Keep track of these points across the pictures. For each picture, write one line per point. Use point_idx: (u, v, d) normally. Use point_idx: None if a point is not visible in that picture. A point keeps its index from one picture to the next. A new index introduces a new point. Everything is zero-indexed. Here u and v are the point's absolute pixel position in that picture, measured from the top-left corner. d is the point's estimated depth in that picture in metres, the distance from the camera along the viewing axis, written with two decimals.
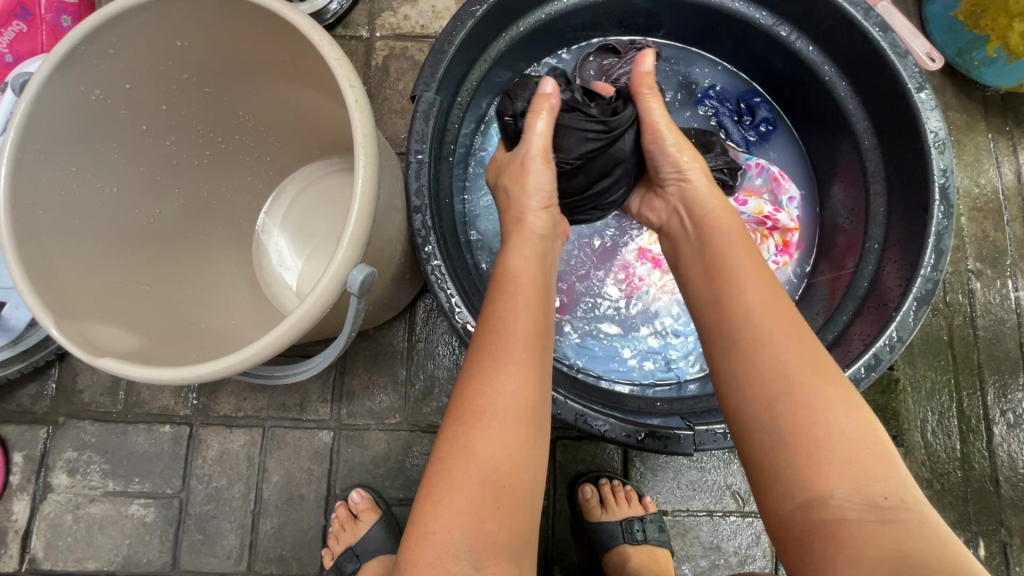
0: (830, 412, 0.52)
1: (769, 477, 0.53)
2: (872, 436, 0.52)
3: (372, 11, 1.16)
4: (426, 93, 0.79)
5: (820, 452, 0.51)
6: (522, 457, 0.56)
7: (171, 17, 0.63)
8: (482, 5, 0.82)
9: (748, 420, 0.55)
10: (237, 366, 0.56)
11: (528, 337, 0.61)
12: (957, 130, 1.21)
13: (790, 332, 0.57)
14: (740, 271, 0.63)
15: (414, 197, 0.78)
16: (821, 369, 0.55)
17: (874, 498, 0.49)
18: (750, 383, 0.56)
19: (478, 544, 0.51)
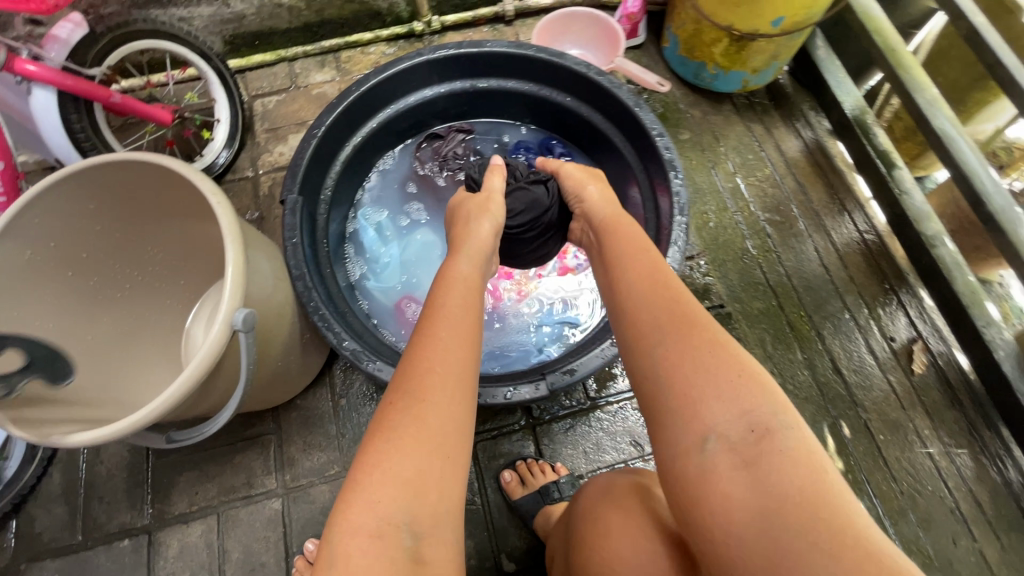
0: (700, 356, 0.65)
1: (670, 428, 0.63)
2: (743, 371, 0.63)
3: (253, 156, 1.46)
4: (290, 195, 1.05)
5: (695, 394, 0.63)
6: (463, 430, 0.63)
7: (83, 186, 0.87)
8: (322, 128, 1.11)
9: (644, 382, 0.68)
10: (150, 415, 0.72)
11: (467, 332, 0.71)
12: (720, 128, 1.61)
13: (667, 297, 0.74)
14: (626, 258, 0.83)
15: (294, 270, 0.99)
16: (690, 321, 0.69)
17: (748, 429, 0.59)
18: (639, 345, 0.71)
19: (419, 511, 0.56)
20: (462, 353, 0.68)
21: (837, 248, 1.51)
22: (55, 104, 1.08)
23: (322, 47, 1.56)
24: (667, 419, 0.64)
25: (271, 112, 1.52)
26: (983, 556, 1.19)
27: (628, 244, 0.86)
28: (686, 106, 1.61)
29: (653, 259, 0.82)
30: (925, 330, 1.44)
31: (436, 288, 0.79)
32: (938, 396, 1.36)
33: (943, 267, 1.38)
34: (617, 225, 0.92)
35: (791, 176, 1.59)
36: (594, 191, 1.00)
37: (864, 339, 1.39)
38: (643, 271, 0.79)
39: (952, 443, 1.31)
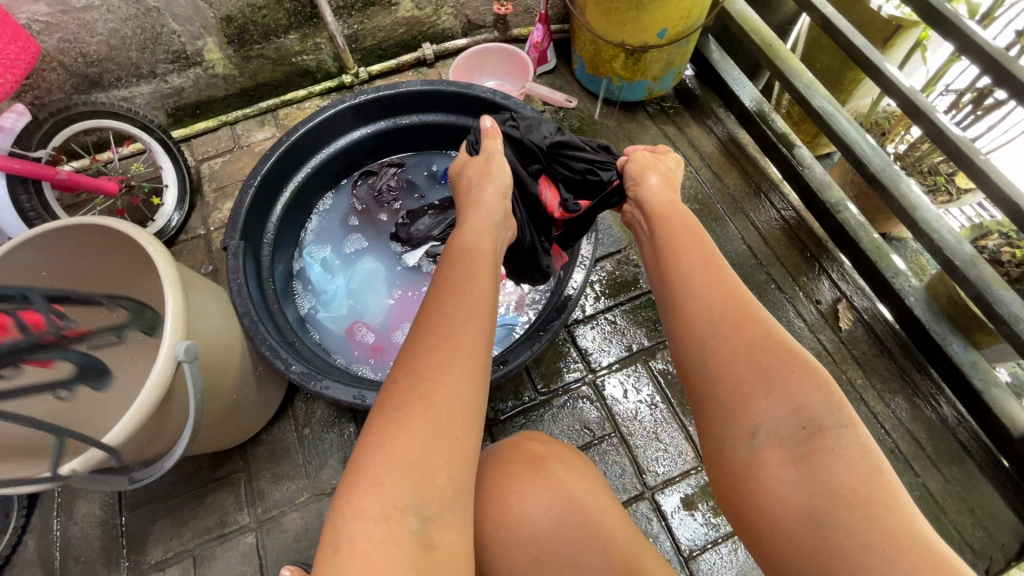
0: (754, 346, 0.70)
1: (723, 417, 0.68)
2: (797, 368, 0.67)
3: (203, 215, 1.55)
4: (232, 241, 1.13)
5: (745, 389, 0.68)
6: (473, 412, 0.65)
7: (30, 254, 0.95)
8: (258, 177, 1.21)
9: (691, 365, 0.74)
10: (102, 453, 0.77)
11: (482, 318, 0.74)
12: (635, 134, 1.75)
13: (715, 286, 0.78)
14: (674, 251, 0.87)
15: (239, 306, 1.07)
16: (739, 312, 0.74)
17: (796, 429, 0.63)
18: (685, 331, 0.77)
19: (424, 495, 0.58)
20: (468, 336, 0.70)
21: (758, 227, 1.63)
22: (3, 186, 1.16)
23: (260, 108, 1.68)
24: (719, 409, 0.69)
25: (217, 172, 1.62)
26: (925, 488, 1.28)
27: (687, 234, 0.89)
28: (601, 118, 1.76)
29: (711, 249, 0.86)
30: (848, 289, 1.54)
31: (444, 262, 0.83)
32: (867, 347, 1.45)
33: (849, 229, 1.51)
34: (666, 213, 0.95)
35: (705, 167, 1.73)
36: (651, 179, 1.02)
37: (793, 306, 1.50)
38: (698, 263, 0.82)
39: (886, 390, 1.40)
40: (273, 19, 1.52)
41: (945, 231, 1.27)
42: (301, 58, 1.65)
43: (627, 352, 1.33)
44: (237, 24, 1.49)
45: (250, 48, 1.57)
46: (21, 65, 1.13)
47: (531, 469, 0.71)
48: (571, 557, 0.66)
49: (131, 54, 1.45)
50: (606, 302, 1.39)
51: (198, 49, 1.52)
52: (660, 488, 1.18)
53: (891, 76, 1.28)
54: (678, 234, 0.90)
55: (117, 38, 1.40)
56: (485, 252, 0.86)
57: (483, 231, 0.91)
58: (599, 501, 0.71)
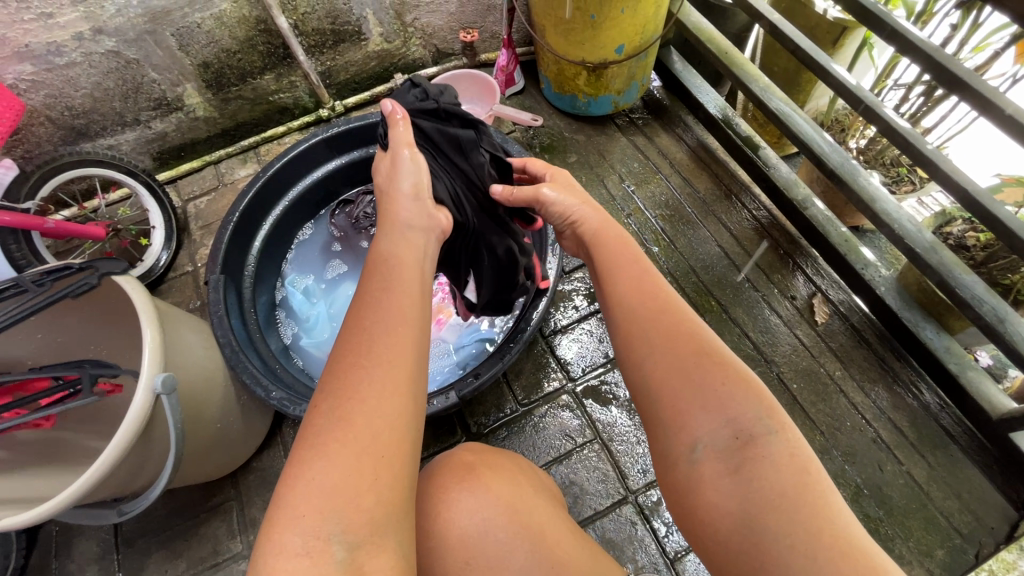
0: (689, 362, 0.68)
1: (662, 433, 0.67)
2: (729, 379, 0.66)
3: (191, 253, 1.60)
4: (212, 275, 1.18)
5: (680, 406, 0.66)
6: (397, 427, 0.62)
7: None
8: (236, 213, 1.26)
9: (632, 382, 0.72)
10: (86, 487, 0.80)
11: (404, 328, 0.70)
12: (605, 146, 1.81)
13: (652, 299, 0.76)
14: (610, 266, 0.84)
15: (221, 337, 1.11)
16: (676, 325, 0.72)
17: (729, 442, 0.63)
18: (625, 347, 0.74)
19: (349, 521, 0.56)
20: (392, 352, 0.67)
21: (731, 229, 1.66)
22: None
23: (241, 146, 1.74)
24: (658, 428, 0.68)
25: (203, 211, 1.68)
26: (910, 476, 1.29)
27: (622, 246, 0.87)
28: (571, 133, 1.81)
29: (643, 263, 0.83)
30: (823, 284, 1.56)
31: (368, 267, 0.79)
32: (845, 339, 1.47)
33: (817, 225, 1.54)
34: (603, 228, 0.91)
35: (675, 174, 1.77)
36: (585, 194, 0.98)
37: (768, 303, 1.52)
38: (629, 280, 0.79)
39: (866, 380, 1.41)
40: (248, 62, 1.60)
41: (905, 221, 1.30)
42: (278, 96, 1.72)
43: (604, 359, 1.35)
44: (214, 69, 1.57)
45: (228, 90, 1.64)
46: (4, 122, 1.20)
47: (460, 477, 0.74)
48: (501, 557, 0.68)
49: (115, 104, 1.53)
50: (582, 311, 1.42)
51: (178, 95, 1.59)
52: (643, 491, 1.20)
53: (838, 76, 1.32)
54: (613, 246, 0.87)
55: (100, 91, 1.48)
56: (407, 260, 0.81)
57: (402, 234, 0.86)
58: (532, 504, 0.74)
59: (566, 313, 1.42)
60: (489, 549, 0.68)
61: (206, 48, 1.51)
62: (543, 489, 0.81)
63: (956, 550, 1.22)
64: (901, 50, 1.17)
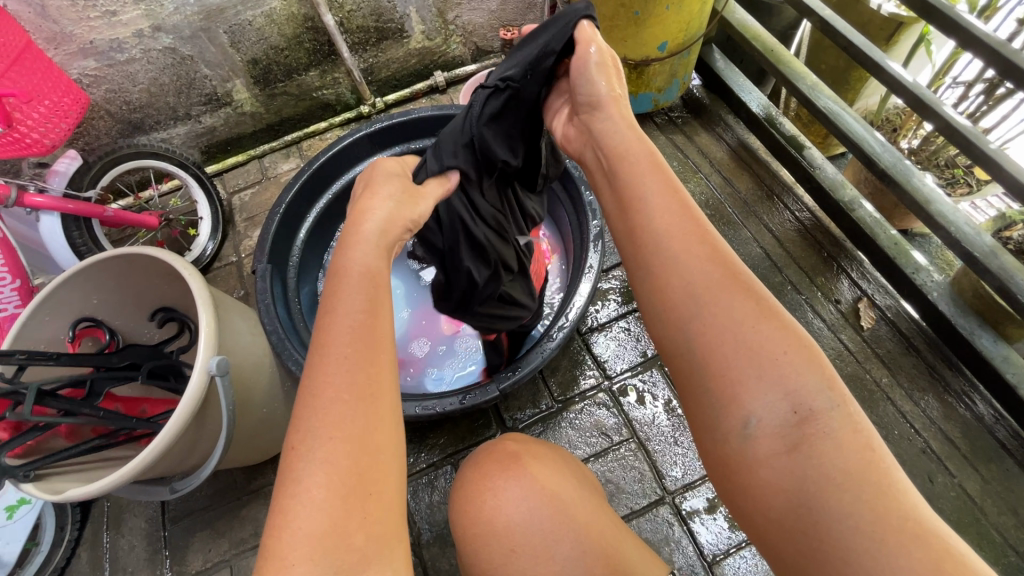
0: (744, 331, 0.60)
1: (711, 407, 0.61)
2: (787, 351, 0.59)
3: (236, 244, 1.65)
4: (260, 264, 1.21)
5: (733, 375, 0.59)
6: (380, 464, 0.63)
7: (79, 286, 1.04)
8: (283, 205, 1.29)
9: (672, 342, 0.64)
10: (142, 464, 0.83)
11: (375, 358, 0.67)
12: None
13: (694, 247, 0.65)
14: (648, 194, 0.69)
15: (268, 324, 1.14)
16: (724, 279, 0.63)
17: (787, 417, 0.57)
18: (663, 305, 0.65)
19: (340, 562, 0.57)
20: (366, 387, 0.65)
21: (773, 230, 1.63)
22: (59, 226, 1.28)
23: (285, 141, 1.79)
24: (704, 399, 0.62)
25: (248, 203, 1.73)
26: (962, 489, 1.23)
27: (652, 174, 0.71)
28: None
29: (681, 195, 0.68)
30: (870, 288, 1.51)
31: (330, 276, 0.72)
32: (892, 346, 1.42)
33: (865, 227, 1.49)
34: (627, 144, 0.75)
35: (716, 173, 1.74)
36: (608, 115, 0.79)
37: (811, 307, 1.48)
38: (668, 216, 0.66)
39: (915, 388, 1.35)
40: (295, 59, 1.64)
41: (963, 223, 1.25)
42: (321, 92, 1.76)
43: (642, 358, 1.34)
44: (262, 65, 1.61)
45: (275, 86, 1.69)
46: (73, 115, 1.26)
47: (507, 469, 0.73)
48: (547, 547, 0.67)
49: (169, 99, 1.59)
50: (619, 309, 1.41)
51: (228, 91, 1.64)
52: (680, 493, 1.18)
53: (893, 72, 1.28)
54: (635, 180, 0.70)
55: (156, 86, 1.54)
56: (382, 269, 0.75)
57: (385, 242, 0.76)
58: (577, 496, 0.73)
59: (603, 311, 1.41)
60: (536, 540, 0.67)
61: (256, 45, 1.56)
62: (586, 482, 0.80)
63: (1011, 568, 1.16)
64: (963, 46, 1.12)
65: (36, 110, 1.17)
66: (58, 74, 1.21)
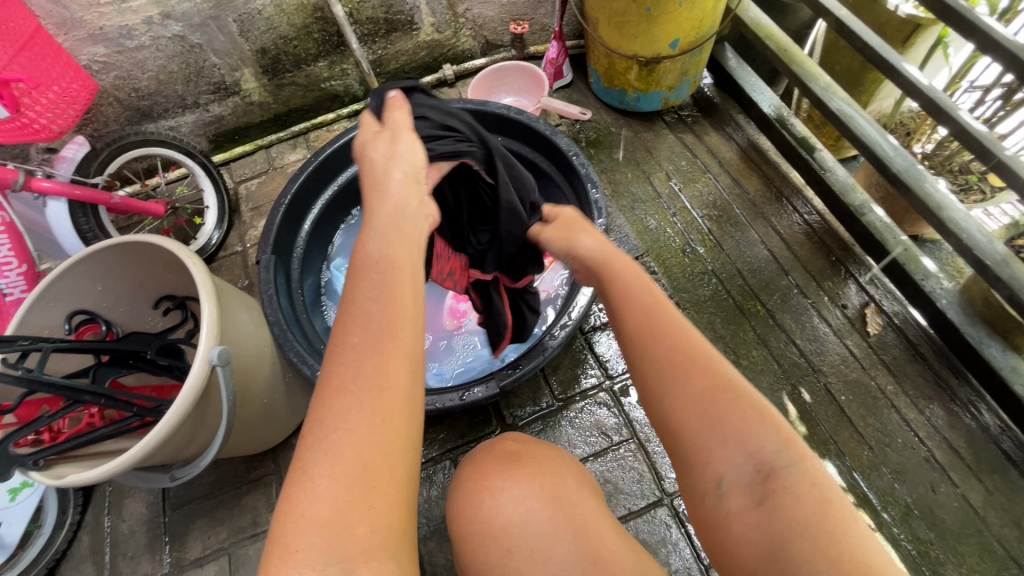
0: (701, 394, 0.63)
1: (687, 465, 0.65)
2: (740, 418, 0.61)
3: (241, 233, 1.65)
4: (264, 255, 1.21)
5: (697, 439, 0.63)
6: (387, 452, 0.60)
7: (84, 273, 1.04)
8: (288, 196, 1.29)
9: (648, 414, 0.68)
10: (142, 451, 0.83)
11: (394, 347, 0.64)
12: (653, 142, 1.77)
13: (661, 324, 0.70)
14: (621, 303, 0.77)
15: (270, 315, 1.14)
16: (686, 348, 0.67)
17: (750, 476, 0.60)
18: (639, 379, 0.69)
19: (343, 552, 0.55)
20: (378, 376, 0.62)
21: (780, 232, 1.61)
22: (66, 211, 1.28)
23: (292, 131, 1.78)
24: (680, 466, 0.66)
25: (254, 193, 1.73)
26: (965, 500, 1.22)
27: (633, 270, 0.80)
28: (617, 128, 1.79)
29: (653, 285, 0.77)
30: (877, 294, 1.49)
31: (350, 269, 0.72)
32: (898, 352, 1.40)
33: (875, 231, 1.47)
34: (607, 235, 0.85)
35: (724, 174, 1.72)
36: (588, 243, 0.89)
37: (817, 311, 1.46)
38: (643, 301, 0.74)
39: (920, 397, 1.34)
40: (304, 49, 1.63)
41: (975, 231, 1.23)
42: (329, 83, 1.76)
43: None
44: (270, 55, 1.61)
45: (283, 76, 1.68)
46: (81, 101, 1.26)
47: (505, 470, 0.74)
48: (541, 548, 0.66)
49: (177, 87, 1.59)
50: None
51: (236, 80, 1.64)
52: (679, 495, 1.18)
53: (910, 75, 1.25)
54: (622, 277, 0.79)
55: (165, 74, 1.54)
56: (402, 258, 0.74)
57: (393, 229, 0.76)
58: (578, 497, 0.73)
59: None
60: (529, 542, 0.67)
61: (265, 34, 1.55)
62: (585, 482, 0.79)
63: None
64: (983, 49, 1.10)
65: (45, 95, 1.17)
66: (66, 59, 1.21)
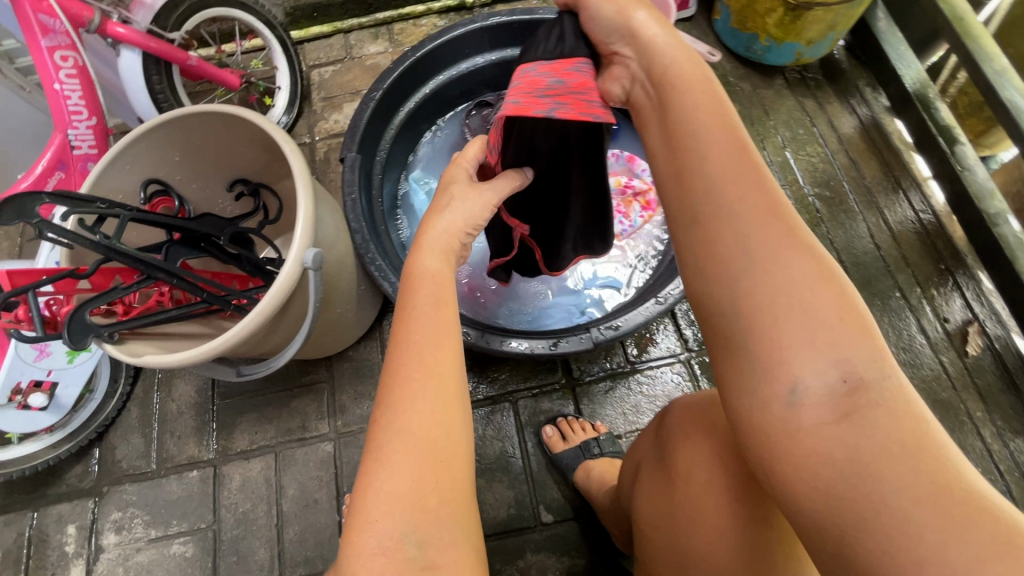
0: (789, 284, 0.50)
1: (747, 378, 0.52)
2: (830, 323, 0.49)
3: (311, 124, 1.52)
4: (349, 153, 1.10)
5: (784, 340, 0.49)
6: (457, 426, 0.57)
7: (163, 141, 0.94)
8: (380, 90, 1.15)
9: (711, 305, 0.54)
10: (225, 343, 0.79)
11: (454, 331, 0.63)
12: (770, 102, 1.58)
13: (750, 199, 0.53)
14: (697, 127, 0.58)
15: (353, 222, 1.05)
16: (780, 227, 0.52)
17: (835, 385, 0.48)
18: (709, 262, 0.54)
19: (420, 521, 0.52)
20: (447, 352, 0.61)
21: (891, 226, 1.47)
22: (139, 65, 1.15)
23: (376, 19, 1.60)
24: (739, 370, 0.52)
25: (327, 81, 1.57)
26: None
27: (705, 105, 0.59)
28: (735, 79, 1.59)
29: (739, 137, 0.57)
30: (983, 313, 1.37)
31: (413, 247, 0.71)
32: (993, 379, 1.30)
33: (1006, 247, 1.32)
34: (683, 78, 0.62)
35: (842, 152, 1.55)
36: (654, 29, 0.64)
37: (915, 318, 1.36)
38: (727, 158, 0.55)
39: (1008, 429, 1.26)
40: None
41: None
42: None
43: None
44: None
45: None
46: None
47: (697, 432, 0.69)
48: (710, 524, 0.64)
49: None
50: None
51: None
52: None
53: None
54: (687, 121, 0.59)
55: None
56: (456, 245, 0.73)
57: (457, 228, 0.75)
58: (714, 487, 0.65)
59: None
60: (707, 502, 0.65)
61: None
62: None
63: None
64: None
65: None
66: None
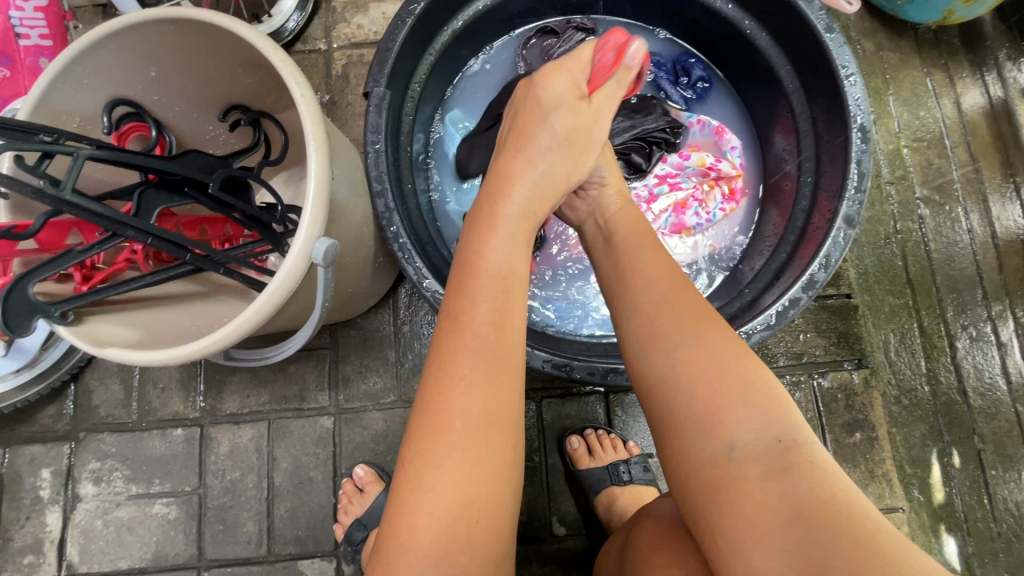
0: (719, 363, 0.55)
1: (681, 435, 0.54)
2: (749, 387, 0.54)
3: (328, 25, 1.22)
4: (376, 88, 0.85)
5: (720, 402, 0.53)
6: (497, 455, 0.53)
7: (132, 50, 0.70)
8: (420, 3, 0.87)
9: (650, 378, 0.58)
10: (218, 342, 0.63)
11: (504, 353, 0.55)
12: (893, 69, 1.28)
13: (670, 291, 0.60)
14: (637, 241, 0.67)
15: (375, 184, 0.82)
16: (713, 321, 0.58)
17: (769, 442, 0.52)
18: (648, 346, 0.58)
19: (447, 544, 0.50)
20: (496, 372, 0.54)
21: (998, 242, 1.23)
22: None
23: None
24: (682, 432, 0.54)
25: None
26: None
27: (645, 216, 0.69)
28: (857, 34, 1.28)
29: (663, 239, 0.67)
30: None
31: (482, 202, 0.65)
32: None
33: None
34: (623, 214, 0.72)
35: (964, 145, 1.26)
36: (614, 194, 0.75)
37: (1002, 359, 1.17)
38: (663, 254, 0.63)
39: None
40: None
41: None
42: None
43: (792, 363, 1.11)
44: None
45: None
46: None
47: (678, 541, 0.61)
48: None
49: None
50: None
51: None
52: None
53: None
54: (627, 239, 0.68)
55: None
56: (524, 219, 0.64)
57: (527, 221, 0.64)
58: None
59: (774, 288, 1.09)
60: None
61: None
62: None
63: None
64: None
65: None
66: None
